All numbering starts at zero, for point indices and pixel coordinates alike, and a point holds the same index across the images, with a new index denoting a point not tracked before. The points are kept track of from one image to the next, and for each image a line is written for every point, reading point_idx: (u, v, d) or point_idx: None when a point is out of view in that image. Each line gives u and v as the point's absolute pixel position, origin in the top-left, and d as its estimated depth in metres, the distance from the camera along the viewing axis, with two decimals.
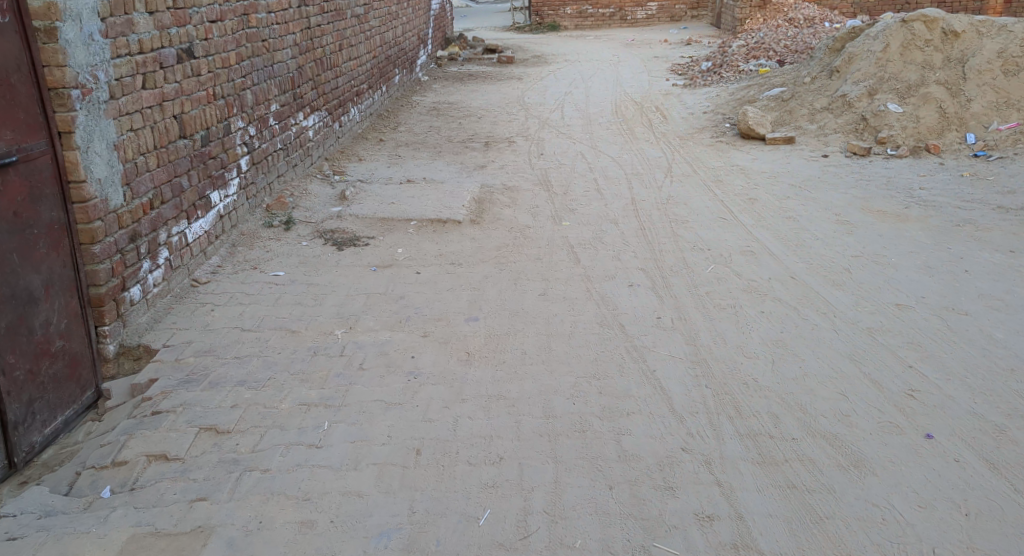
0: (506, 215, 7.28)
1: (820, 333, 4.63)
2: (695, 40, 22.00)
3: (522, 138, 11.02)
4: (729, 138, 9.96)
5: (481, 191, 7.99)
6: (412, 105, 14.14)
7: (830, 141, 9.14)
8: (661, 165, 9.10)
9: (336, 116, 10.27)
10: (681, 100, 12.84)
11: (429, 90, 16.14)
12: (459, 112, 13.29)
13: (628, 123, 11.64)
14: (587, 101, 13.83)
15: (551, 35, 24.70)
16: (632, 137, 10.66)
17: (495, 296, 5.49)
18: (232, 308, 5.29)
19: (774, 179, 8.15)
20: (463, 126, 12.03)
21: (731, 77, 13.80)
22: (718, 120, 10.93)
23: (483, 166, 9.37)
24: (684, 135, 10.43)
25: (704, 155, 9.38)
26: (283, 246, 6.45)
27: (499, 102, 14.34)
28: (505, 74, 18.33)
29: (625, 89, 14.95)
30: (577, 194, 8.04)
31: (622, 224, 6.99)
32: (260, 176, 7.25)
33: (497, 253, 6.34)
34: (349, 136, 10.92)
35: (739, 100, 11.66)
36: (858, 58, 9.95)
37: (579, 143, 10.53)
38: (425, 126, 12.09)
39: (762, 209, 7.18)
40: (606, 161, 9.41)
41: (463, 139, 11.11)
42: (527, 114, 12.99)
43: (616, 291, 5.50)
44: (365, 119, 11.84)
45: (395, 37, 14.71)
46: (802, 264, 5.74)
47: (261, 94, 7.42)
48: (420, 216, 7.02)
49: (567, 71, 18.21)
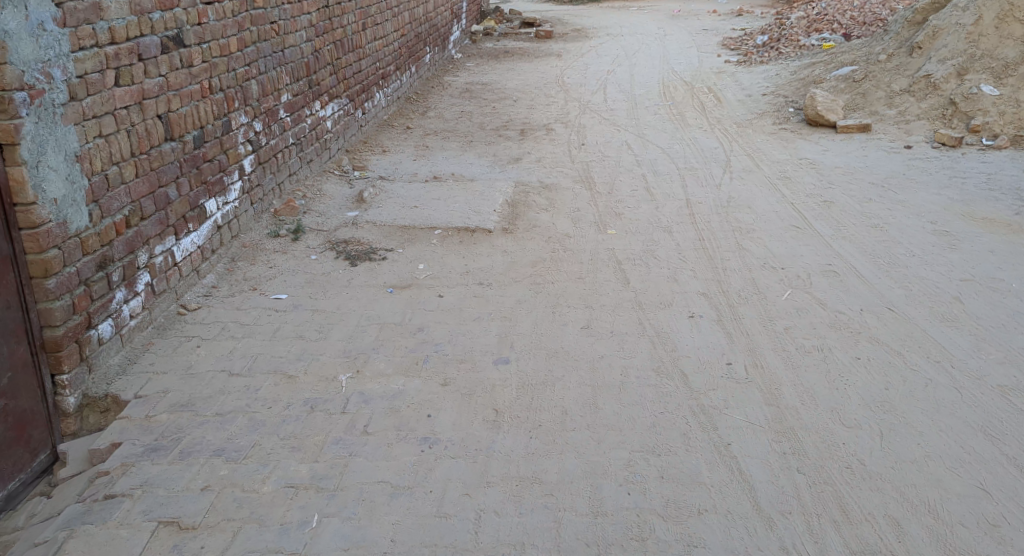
0: (546, 223, 6.44)
1: (937, 394, 3.73)
2: (746, 10, 20.74)
3: (562, 125, 10.12)
4: (794, 125, 8.99)
5: (518, 192, 7.17)
6: (443, 86, 13.26)
7: (913, 129, 8.17)
8: (718, 158, 8.13)
9: (359, 102, 9.44)
10: (735, 80, 11.81)
11: (461, 69, 15.23)
12: (493, 95, 12.41)
13: (678, 107, 10.67)
14: (632, 81, 12.85)
15: (592, 6, 23.55)
16: (684, 125, 9.69)
17: (531, 330, 4.67)
18: (221, 343, 4.48)
19: (851, 175, 7.17)
20: (497, 111, 11.16)
21: (790, 54, 12.72)
22: (779, 104, 9.91)
23: (520, 161, 8.54)
24: (742, 123, 9.44)
25: (766, 146, 8.40)
26: (289, 261, 5.65)
27: (536, 82, 13.41)
28: (542, 50, 17.34)
29: (673, 67, 13.93)
30: (624, 196, 7.15)
31: (677, 234, 6.09)
32: (267, 177, 6.45)
33: (534, 272, 5.51)
34: (374, 123, 10.10)
35: (801, 80, 10.62)
36: (944, 32, 8.96)
37: (626, 131, 9.60)
38: (456, 111, 11.22)
39: (840, 214, 6.24)
40: (656, 154, 8.47)
41: (498, 127, 10.23)
42: (567, 96, 12.06)
43: (675, 326, 4.64)
44: (391, 103, 11.00)
45: (426, 13, 13.81)
46: (899, 290, 4.81)
47: (269, 83, 6.58)
48: (446, 223, 6.23)
49: (609, 47, 17.17)
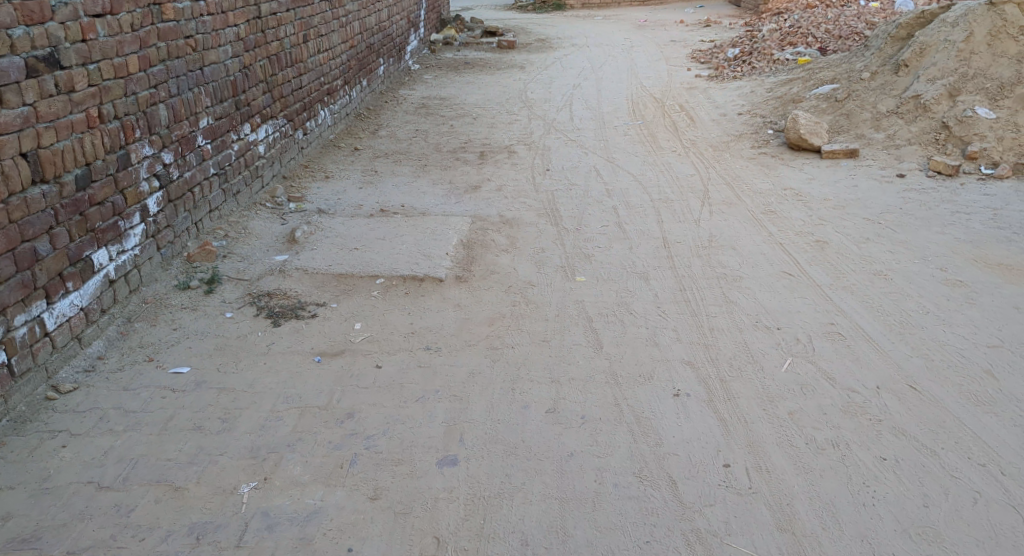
0: (505, 268, 5.66)
1: (993, 517, 3.04)
2: (714, 21, 20.19)
3: (524, 147, 9.36)
4: (775, 150, 8.36)
5: (474, 230, 6.38)
6: (398, 102, 12.43)
7: (904, 155, 7.56)
8: (695, 189, 7.43)
9: (299, 123, 8.58)
10: (708, 97, 11.14)
11: (418, 82, 14.41)
12: (451, 111, 11.63)
13: (648, 126, 9.96)
14: (600, 96, 12.13)
15: (556, 15, 22.88)
16: (655, 148, 8.99)
17: (485, 413, 3.85)
18: (94, 440, 3.58)
19: (841, 209, 6.48)
20: (455, 131, 10.36)
21: (764, 69, 12.10)
22: (756, 126, 9.26)
23: (479, 191, 7.77)
24: (717, 147, 8.76)
25: (746, 175, 7.73)
26: (198, 320, 4.76)
27: (498, 97, 12.63)
28: (505, 62, 16.57)
29: (642, 81, 13.24)
30: (592, 236, 6.41)
31: (653, 285, 5.35)
32: (179, 217, 5.55)
33: (490, 334, 4.72)
34: (318, 144, 9.24)
35: (779, 98, 9.98)
36: (932, 49, 8.40)
37: (594, 156, 8.87)
38: (410, 130, 10.40)
39: (836, 257, 5.54)
40: (627, 183, 7.76)
41: (455, 148, 9.44)
42: (531, 114, 11.31)
43: (654, 405, 3.88)
44: (339, 121, 10.16)
45: (379, 23, 13.01)
46: (918, 359, 4.07)
47: (184, 106, 5.70)
48: (391, 270, 5.40)
49: (575, 58, 16.45)
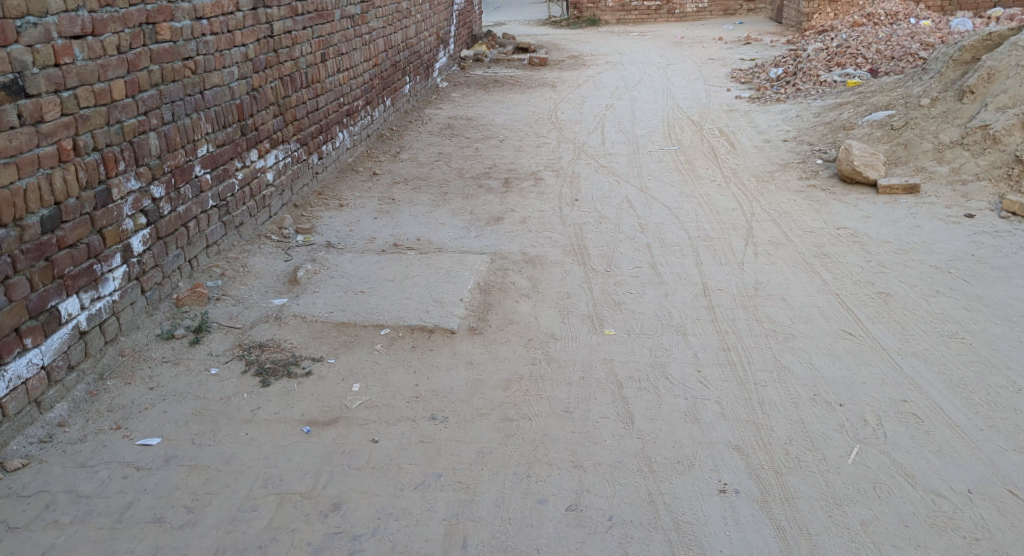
0: (526, 317, 5.09)
1: None
2: (755, 38, 19.50)
3: (553, 174, 8.80)
4: (825, 182, 7.71)
5: (495, 271, 5.83)
6: (422, 122, 11.96)
7: (971, 192, 6.92)
8: (738, 225, 6.81)
9: (314, 147, 8.11)
10: (749, 121, 10.50)
11: (445, 100, 13.94)
12: (478, 132, 11.13)
13: (686, 152, 9.36)
14: (634, 118, 11.55)
15: (590, 30, 22.36)
16: (694, 177, 8.38)
17: (494, 509, 3.29)
18: (33, 536, 3.12)
19: (904, 254, 5.87)
20: (480, 155, 9.84)
21: (810, 91, 11.42)
22: (802, 155, 8.61)
23: (503, 224, 7.23)
24: (760, 178, 8.13)
25: (793, 211, 7.09)
26: (178, 377, 4.21)
27: (527, 118, 12.10)
28: (536, 79, 16.05)
29: (678, 102, 12.63)
30: (624, 279, 5.82)
31: (692, 342, 4.75)
32: (171, 254, 5.05)
33: (506, 400, 4.13)
34: (334, 169, 8.77)
35: (827, 124, 9.32)
36: (1001, 75, 7.77)
37: (628, 184, 8.29)
38: (433, 153, 9.91)
39: (902, 314, 4.89)
40: (663, 217, 7.17)
41: (479, 174, 8.91)
42: (561, 136, 10.76)
43: (694, 504, 3.28)
44: (358, 143, 9.72)
45: (405, 39, 12.60)
46: (1014, 455, 3.46)
47: (180, 134, 5.21)
48: (399, 319, 4.86)
49: (609, 76, 15.88)
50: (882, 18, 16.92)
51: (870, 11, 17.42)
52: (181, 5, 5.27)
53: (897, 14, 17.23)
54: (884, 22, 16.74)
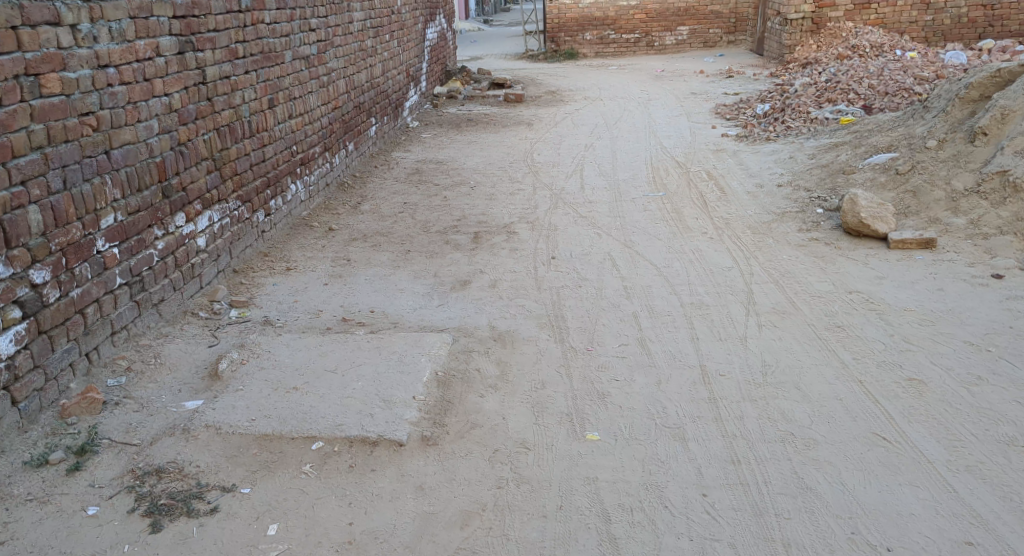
0: (492, 417, 4.25)
1: None
2: (736, 71, 18.97)
3: (528, 227, 8.01)
4: (828, 235, 6.96)
5: (457, 353, 4.99)
6: (388, 167, 11.16)
7: (995, 248, 6.22)
8: (734, 288, 6.01)
9: (259, 203, 7.29)
10: (739, 162, 9.78)
11: (415, 141, 13.17)
12: (448, 177, 10.36)
13: (672, 199, 8.60)
14: (615, 160, 10.80)
15: (568, 64, 21.78)
16: (682, 229, 7.61)
17: None
18: None
19: (930, 327, 5.11)
20: (449, 205, 9.04)
21: (801, 129, 10.75)
22: (799, 203, 7.88)
23: (470, 289, 6.41)
24: (755, 230, 7.37)
25: (796, 270, 6.31)
26: (42, 523, 3.32)
27: (501, 160, 11.34)
28: (511, 117, 15.33)
29: (662, 141, 11.92)
30: (608, 361, 4.99)
31: (692, 451, 3.92)
32: (58, 351, 4.18)
33: (463, 545, 3.30)
34: (285, 225, 7.94)
35: (824, 168, 8.61)
36: (1016, 116, 7.13)
37: (610, 238, 7.50)
38: (397, 204, 9.10)
39: (941, 411, 4.10)
40: (650, 279, 6.37)
41: (446, 228, 8.10)
42: (537, 181, 9.99)
43: None
44: (314, 194, 8.93)
45: (368, 78, 11.88)
46: None
47: (74, 204, 4.35)
48: (335, 426, 3.99)
49: (588, 113, 15.19)
50: (868, 50, 16.43)
51: (854, 43, 16.93)
52: (76, 51, 4.41)
53: (882, 46, 16.75)
54: (870, 54, 16.24)
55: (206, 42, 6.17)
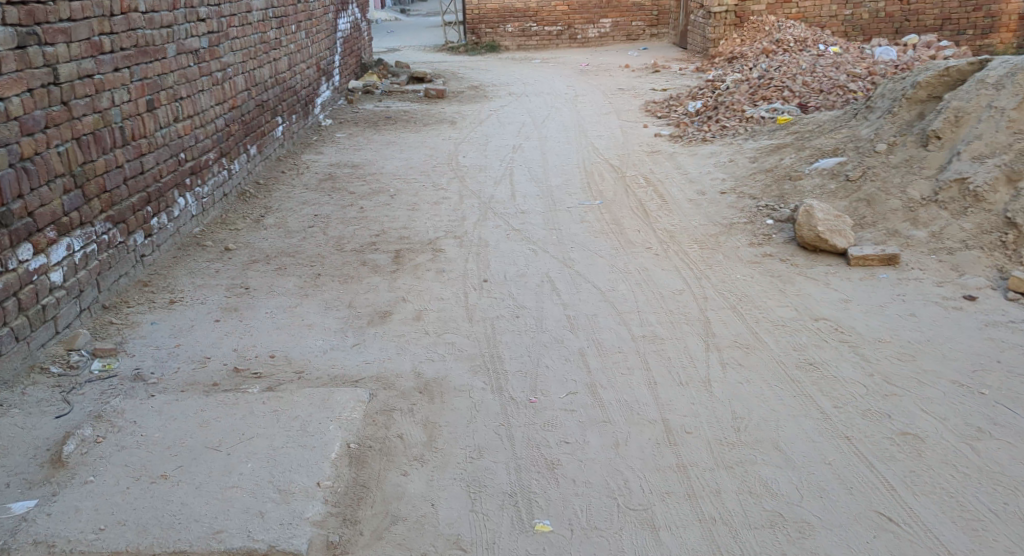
0: (417, 506, 3.45)
1: None
2: (662, 66, 18.54)
3: (455, 245, 7.21)
4: (781, 250, 6.40)
5: (374, 414, 4.13)
6: (298, 172, 10.16)
7: (962, 264, 5.73)
8: (689, 318, 5.36)
9: (138, 222, 6.30)
10: (677, 166, 9.43)
11: (328, 142, 12.16)
12: (364, 184, 9.46)
13: (611, 209, 8.13)
14: (548, 162, 10.27)
15: (490, 57, 21.00)
16: (626, 247, 6.97)
17: None
18: None
19: (911, 362, 4.52)
20: (365, 217, 8.14)
21: (737, 128, 10.46)
22: (747, 215, 7.33)
23: (390, 323, 5.56)
24: (703, 246, 6.77)
25: (754, 293, 5.70)
26: None
27: (423, 164, 10.48)
28: (432, 114, 14.46)
29: (593, 141, 11.52)
30: (553, 415, 4.24)
31: (662, 544, 3.23)
32: None
33: None
34: (172, 245, 6.93)
35: (768, 173, 8.16)
36: (971, 117, 6.67)
37: (549, 256, 6.87)
38: (306, 216, 8.15)
39: (947, 476, 3.51)
40: (595, 308, 5.68)
41: (362, 246, 7.22)
42: (462, 188, 9.21)
43: None
44: (209, 207, 7.92)
45: (273, 73, 10.85)
46: None
47: None
48: (215, 537, 3.15)
49: (512, 110, 14.44)
50: (792, 44, 16.19)
51: (779, 37, 16.68)
52: None
53: (806, 40, 16.55)
54: (794, 49, 16.01)
55: (58, 35, 5.32)
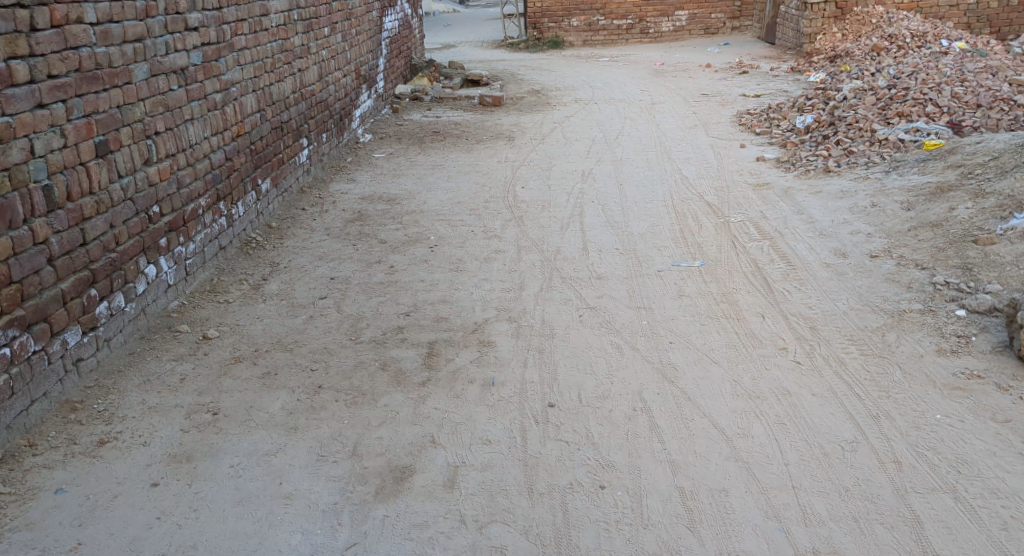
0: None
1: None
2: (750, 65, 16.30)
3: (514, 338, 5.33)
4: (993, 368, 4.42)
5: None
6: (321, 210, 8.39)
7: None
8: (881, 513, 3.42)
9: (72, 314, 4.52)
10: (796, 209, 7.39)
11: (364, 164, 10.37)
12: (404, 229, 7.68)
13: (718, 277, 6.16)
14: (627, 197, 8.33)
15: (554, 55, 18.99)
16: (751, 348, 4.99)
17: None
18: None
19: None
20: (396, 285, 6.30)
21: (869, 155, 8.40)
22: (919, 299, 5.28)
23: (411, 494, 3.72)
24: (867, 355, 4.74)
25: (976, 459, 3.70)
26: None
27: (474, 199, 8.62)
28: (487, 126, 12.58)
29: (681, 165, 9.54)
30: None
31: None
32: None
33: None
34: (133, 333, 5.16)
35: (936, 228, 6.11)
36: None
37: (645, 362, 4.92)
38: (320, 282, 6.35)
39: None
40: (722, 474, 3.75)
41: (388, 334, 5.41)
42: (522, 238, 7.35)
43: None
44: (195, 271, 6.15)
45: (298, 87, 9.08)
46: None
47: None
48: None
49: (581, 122, 12.48)
50: (909, 40, 13.84)
51: (892, 31, 14.33)
52: None
53: (925, 35, 14.14)
54: (911, 45, 13.67)
55: None
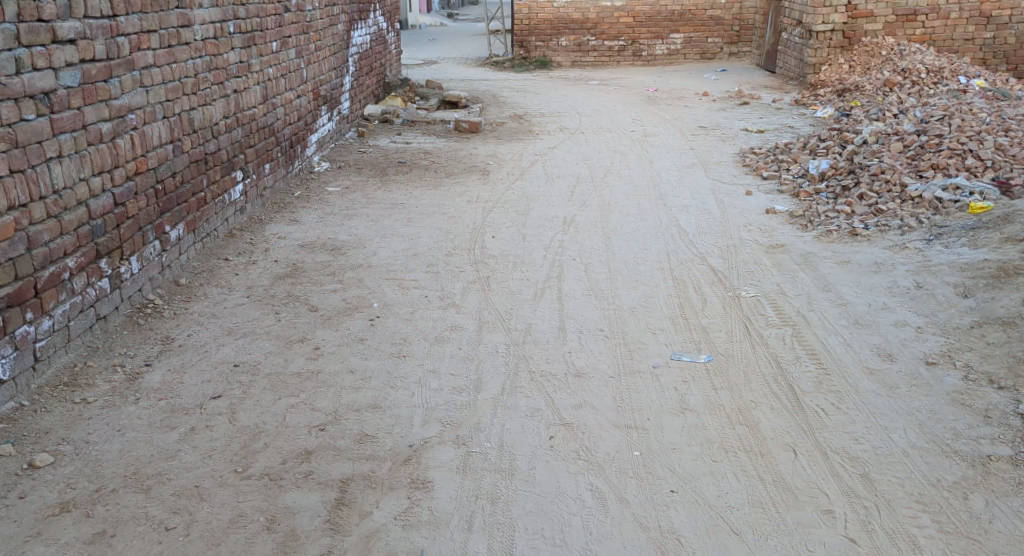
0: None
1: None
2: (750, 95, 15.06)
3: (459, 474, 3.93)
4: None
5: None
6: (248, 261, 6.96)
7: None
8: None
9: None
10: (821, 283, 6.05)
11: (313, 200, 8.96)
12: (342, 291, 6.28)
13: (730, 379, 4.80)
14: (616, 256, 6.97)
15: (540, 76, 17.70)
16: (782, 509, 3.61)
17: None
18: None
19: None
20: (316, 378, 4.88)
21: (901, 215, 7.10)
22: (1005, 439, 3.96)
23: None
24: (949, 533, 3.39)
25: None
26: None
27: (433, 251, 7.23)
28: (460, 156, 11.21)
29: (678, 214, 8.20)
30: None
31: None
32: None
33: None
34: None
35: (1010, 330, 4.80)
36: None
37: (636, 528, 3.53)
38: (218, 371, 4.92)
39: None
40: None
41: (290, 462, 4.00)
42: (486, 308, 5.96)
43: None
44: (52, 354, 4.73)
45: (231, 109, 7.66)
46: None
47: None
48: None
49: (565, 155, 11.14)
50: (925, 75, 12.64)
51: (905, 64, 13.12)
52: None
53: (942, 70, 12.96)
54: (928, 81, 12.47)
55: None
